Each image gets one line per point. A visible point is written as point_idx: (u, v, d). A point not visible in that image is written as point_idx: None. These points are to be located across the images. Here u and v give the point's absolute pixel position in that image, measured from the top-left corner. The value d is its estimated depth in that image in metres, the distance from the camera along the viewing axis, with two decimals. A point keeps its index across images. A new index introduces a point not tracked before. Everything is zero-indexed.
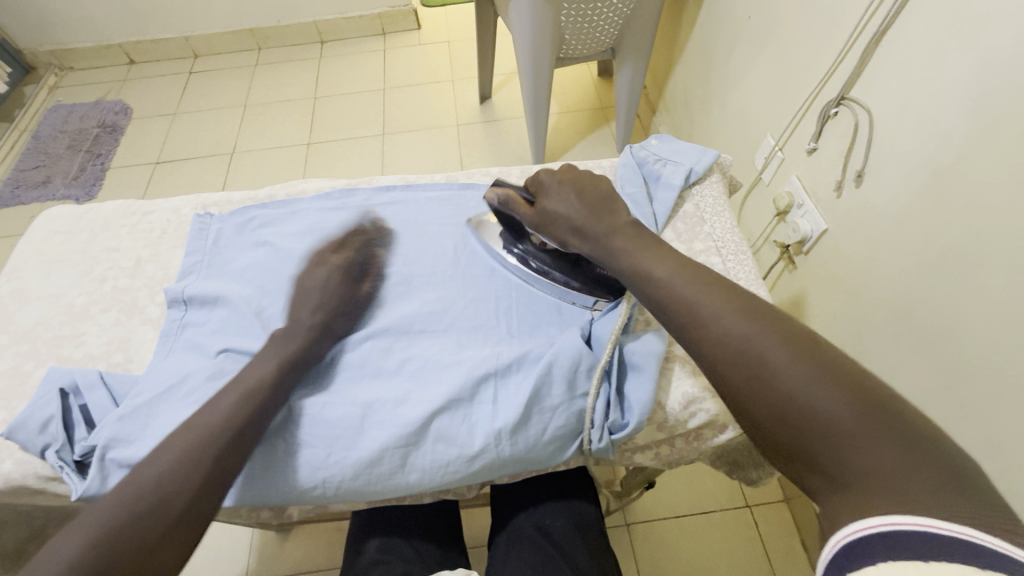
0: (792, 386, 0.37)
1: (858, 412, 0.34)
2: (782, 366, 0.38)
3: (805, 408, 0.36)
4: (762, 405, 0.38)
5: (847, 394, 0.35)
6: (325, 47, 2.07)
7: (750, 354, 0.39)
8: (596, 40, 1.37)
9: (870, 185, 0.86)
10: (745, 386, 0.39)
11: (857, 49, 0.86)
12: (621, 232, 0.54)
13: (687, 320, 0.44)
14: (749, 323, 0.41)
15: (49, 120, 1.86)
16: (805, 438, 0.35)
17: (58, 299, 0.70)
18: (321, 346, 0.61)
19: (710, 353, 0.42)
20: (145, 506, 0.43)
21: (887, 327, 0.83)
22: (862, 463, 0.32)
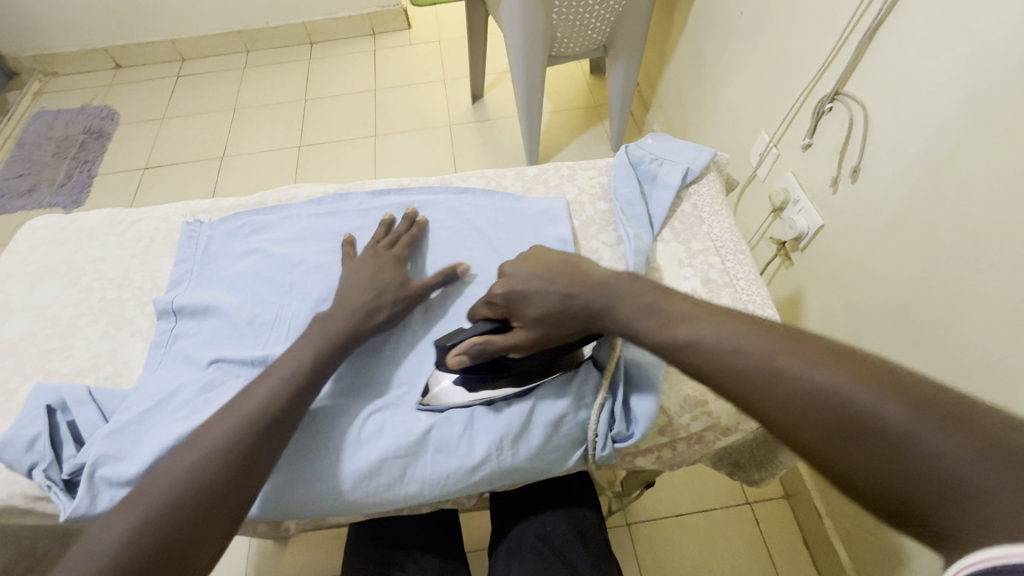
0: (896, 439, 0.32)
1: (995, 460, 0.28)
2: (878, 417, 0.33)
3: (931, 466, 0.30)
4: (874, 472, 0.32)
5: (970, 439, 0.30)
6: (314, 48, 2.05)
7: (837, 409, 0.34)
8: (587, 38, 1.36)
9: (866, 181, 0.85)
10: (843, 451, 0.34)
11: (850, 44, 0.85)
12: (628, 292, 0.48)
13: (741, 380, 0.39)
14: (820, 374, 0.36)
15: (34, 127, 1.83)
16: (939, 504, 0.30)
17: (44, 312, 0.68)
18: (373, 321, 0.59)
19: (784, 417, 0.37)
20: (172, 507, 0.42)
21: (885, 323, 0.83)
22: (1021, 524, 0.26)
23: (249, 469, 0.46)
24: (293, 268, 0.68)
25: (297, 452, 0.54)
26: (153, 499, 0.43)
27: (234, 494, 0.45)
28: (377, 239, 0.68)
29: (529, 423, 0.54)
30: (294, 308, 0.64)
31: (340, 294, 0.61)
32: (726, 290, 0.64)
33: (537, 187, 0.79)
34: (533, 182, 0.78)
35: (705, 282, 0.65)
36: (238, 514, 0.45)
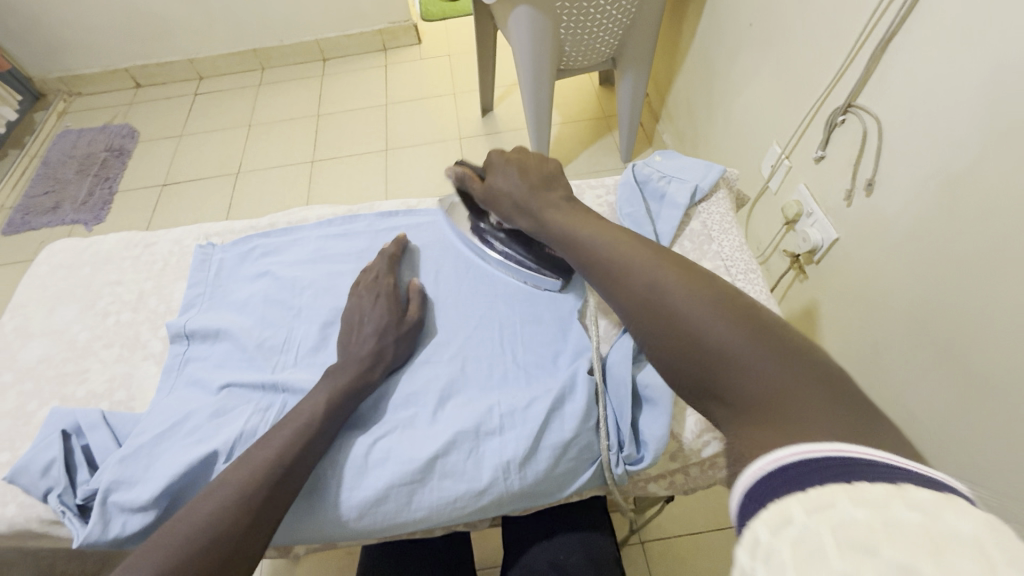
0: (692, 321, 0.40)
1: (751, 339, 0.37)
2: (685, 306, 0.42)
3: (703, 340, 0.39)
4: (668, 342, 0.41)
5: (735, 322, 0.39)
6: (327, 64, 2.08)
7: (660, 297, 0.44)
8: (596, 51, 1.36)
9: (881, 194, 0.84)
10: (655, 326, 0.43)
11: (863, 55, 0.84)
12: (558, 210, 0.60)
13: (610, 276, 0.49)
14: (659, 273, 0.45)
15: (58, 146, 1.88)
16: (705, 365, 0.38)
17: (61, 335, 0.69)
18: (376, 373, 0.59)
19: (630, 302, 0.46)
20: (189, 555, 0.42)
21: (903, 340, 0.81)
22: (753, 383, 0.35)
23: (267, 507, 0.47)
24: (302, 291, 0.69)
25: (312, 478, 0.53)
26: (173, 545, 0.43)
27: (255, 532, 0.46)
28: (377, 271, 0.68)
29: (537, 448, 0.53)
30: (303, 330, 0.65)
31: (342, 344, 0.62)
32: None
33: None
34: None
35: None
36: (252, 557, 0.45)
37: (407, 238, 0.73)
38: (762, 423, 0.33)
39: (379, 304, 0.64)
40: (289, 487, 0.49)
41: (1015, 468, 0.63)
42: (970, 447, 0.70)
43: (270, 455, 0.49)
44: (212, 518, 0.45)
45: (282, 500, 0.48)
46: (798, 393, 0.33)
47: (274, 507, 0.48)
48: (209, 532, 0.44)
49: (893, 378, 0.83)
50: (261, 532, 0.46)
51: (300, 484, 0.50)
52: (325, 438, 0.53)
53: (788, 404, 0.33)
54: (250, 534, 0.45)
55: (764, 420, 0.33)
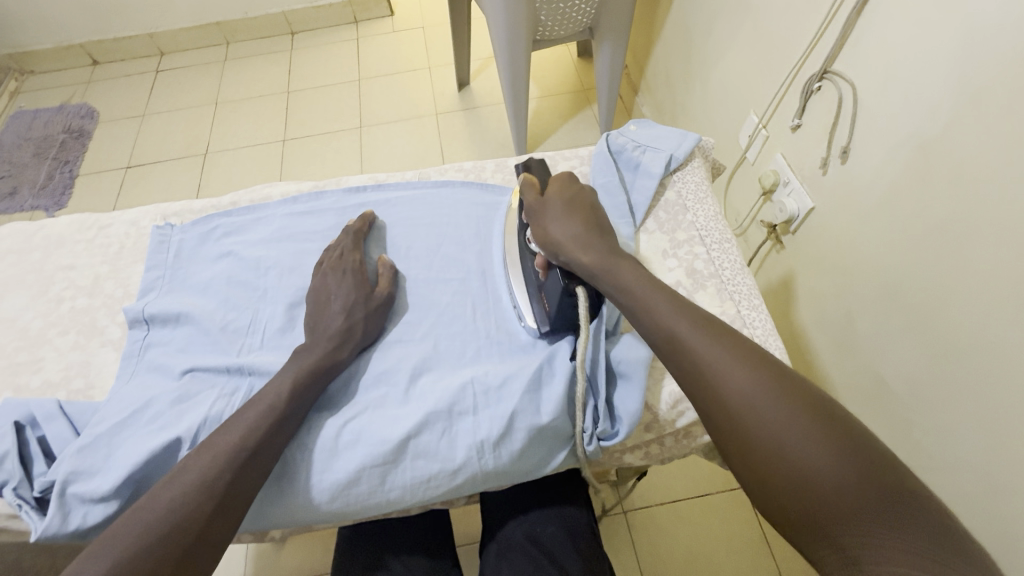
0: (806, 460, 0.37)
1: (874, 482, 0.35)
2: (792, 435, 0.39)
3: (817, 481, 0.36)
4: (777, 473, 0.38)
5: (847, 463, 0.36)
6: (296, 38, 2.00)
7: (765, 418, 0.40)
8: (572, 20, 1.32)
9: (855, 161, 0.83)
10: (758, 453, 0.39)
11: (839, 20, 0.82)
12: (624, 278, 0.52)
13: (698, 376, 0.44)
14: (759, 383, 0.42)
15: (13, 128, 1.78)
16: (826, 512, 0.35)
17: (12, 323, 0.66)
18: (346, 353, 0.58)
19: (725, 419, 0.42)
20: (147, 548, 0.41)
21: (876, 307, 0.81)
22: (880, 544, 0.33)
23: (232, 493, 0.46)
24: (266, 271, 0.66)
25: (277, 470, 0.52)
26: (137, 533, 0.41)
27: (219, 522, 0.44)
28: (341, 249, 0.66)
29: (511, 427, 0.53)
30: (269, 311, 0.63)
31: (310, 324, 0.60)
32: (712, 281, 0.62)
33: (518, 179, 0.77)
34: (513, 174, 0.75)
35: (690, 272, 0.63)
36: (218, 545, 0.44)
37: (374, 215, 0.71)
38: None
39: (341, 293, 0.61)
40: (257, 470, 0.48)
41: (985, 426, 0.64)
42: (939, 409, 0.71)
43: (234, 441, 0.48)
44: (178, 504, 0.43)
45: (250, 486, 0.47)
46: (944, 567, 0.31)
47: (239, 493, 0.46)
48: (176, 517, 0.43)
49: (866, 346, 0.84)
50: (228, 519, 0.45)
51: (270, 467, 0.49)
52: (292, 420, 0.52)
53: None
54: (217, 520, 0.44)
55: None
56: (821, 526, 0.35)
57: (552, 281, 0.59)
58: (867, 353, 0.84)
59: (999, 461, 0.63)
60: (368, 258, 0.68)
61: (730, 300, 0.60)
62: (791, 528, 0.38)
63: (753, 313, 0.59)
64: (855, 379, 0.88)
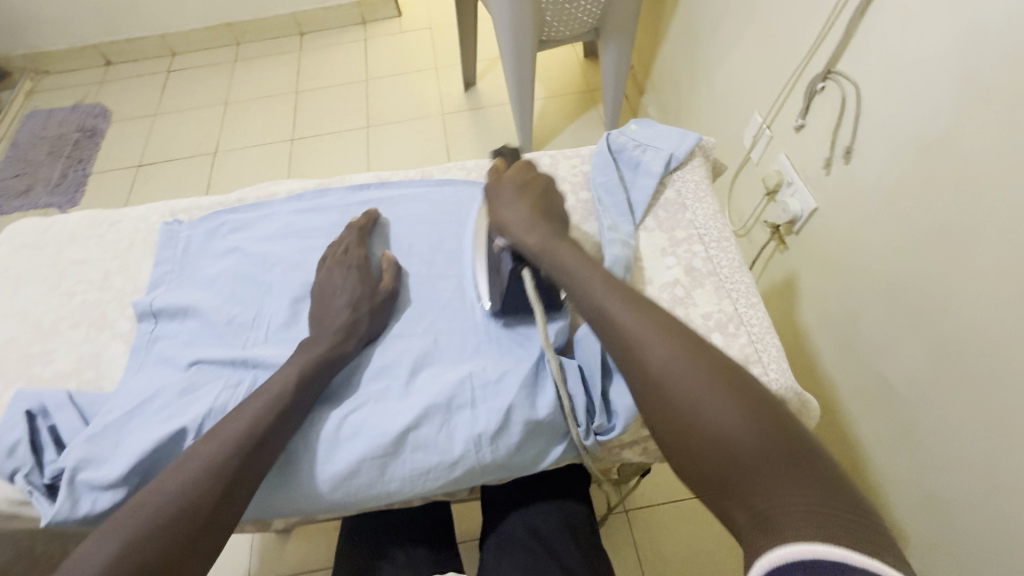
0: (717, 425, 0.40)
1: (777, 445, 0.38)
2: (706, 401, 0.42)
3: (729, 441, 0.39)
4: (691, 433, 0.41)
5: (756, 424, 0.39)
6: (304, 39, 2.02)
7: (686, 385, 0.43)
8: (577, 21, 1.33)
9: (859, 161, 0.83)
10: (675, 421, 0.43)
11: (843, 19, 0.82)
12: (567, 261, 0.57)
13: (625, 350, 0.48)
14: (681, 354, 0.45)
15: (28, 127, 1.82)
16: (730, 465, 0.39)
17: (25, 316, 0.68)
18: (350, 346, 0.59)
19: (648, 389, 0.45)
20: (156, 532, 0.42)
21: (879, 307, 0.81)
22: (777, 494, 0.36)
23: (237, 480, 0.47)
24: (271, 266, 0.68)
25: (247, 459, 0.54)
26: (146, 516, 0.43)
27: (225, 509, 0.45)
28: (346, 245, 0.67)
29: (509, 420, 0.53)
30: (274, 306, 0.64)
31: (315, 317, 0.61)
32: (710, 279, 0.63)
33: None
34: None
35: (689, 271, 0.64)
36: (224, 530, 0.45)
37: (378, 213, 0.72)
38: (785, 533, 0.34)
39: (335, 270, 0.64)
40: (262, 458, 0.49)
41: (985, 426, 0.65)
42: (941, 410, 0.71)
43: (241, 429, 0.49)
44: (186, 489, 0.45)
45: (254, 475, 0.48)
46: (835, 513, 0.34)
47: (244, 481, 0.47)
48: (183, 502, 0.44)
49: (869, 345, 0.84)
50: (234, 505, 0.46)
51: (274, 455, 0.50)
52: (296, 413, 0.53)
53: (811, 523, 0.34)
54: (223, 505, 0.45)
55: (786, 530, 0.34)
56: (729, 480, 0.39)
57: (505, 262, 0.61)
58: (870, 352, 0.84)
59: (998, 462, 0.63)
60: (372, 255, 0.69)
61: (728, 298, 0.61)
62: (702, 490, 0.41)
63: (751, 311, 0.60)
64: (858, 378, 0.88)
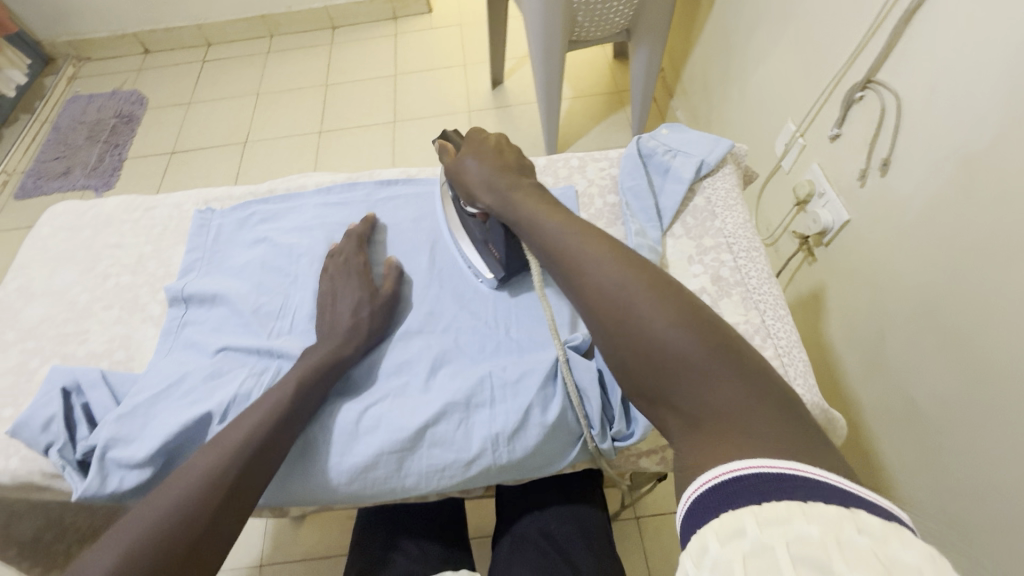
0: (656, 336, 0.39)
1: (715, 355, 0.37)
2: (645, 314, 0.40)
3: (665, 352, 0.38)
4: (628, 348, 0.40)
5: (693, 336, 0.38)
6: (336, 32, 2.04)
7: (626, 300, 0.42)
8: (609, 21, 1.32)
9: (896, 174, 0.81)
10: (616, 338, 0.41)
11: (886, 28, 0.80)
12: (520, 203, 0.56)
13: (572, 273, 0.47)
14: (624, 274, 0.43)
15: (69, 111, 1.88)
16: (665, 377, 0.38)
17: (62, 296, 0.70)
18: (352, 349, 0.59)
19: (591, 307, 0.44)
20: (179, 510, 0.44)
21: (909, 324, 0.79)
22: (711, 402, 0.35)
23: (250, 476, 0.48)
24: (298, 257, 0.69)
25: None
26: (169, 507, 0.44)
27: (242, 490, 0.47)
28: (345, 252, 0.66)
29: (527, 422, 0.54)
30: (300, 296, 0.65)
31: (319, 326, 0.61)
32: (737, 290, 0.62)
33: (546, 179, 0.76)
34: (541, 173, 0.75)
35: (716, 280, 0.63)
36: (243, 509, 0.47)
37: (376, 218, 0.72)
38: (718, 443, 0.33)
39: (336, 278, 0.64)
40: (278, 450, 0.51)
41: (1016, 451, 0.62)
42: (970, 433, 0.69)
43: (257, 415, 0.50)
44: (207, 481, 0.46)
45: (270, 459, 0.50)
46: (766, 422, 0.33)
47: (261, 464, 0.49)
48: (204, 493, 0.45)
49: (897, 363, 0.82)
50: (248, 499, 0.48)
51: (285, 450, 0.51)
52: (307, 412, 0.54)
53: (745, 429, 0.33)
54: (239, 498, 0.47)
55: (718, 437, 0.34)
56: (667, 390, 0.38)
57: (493, 232, 0.62)
58: (897, 371, 0.82)
59: None
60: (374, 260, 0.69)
61: (755, 310, 0.60)
62: (645, 402, 0.40)
63: (779, 324, 0.58)
64: (883, 397, 0.86)
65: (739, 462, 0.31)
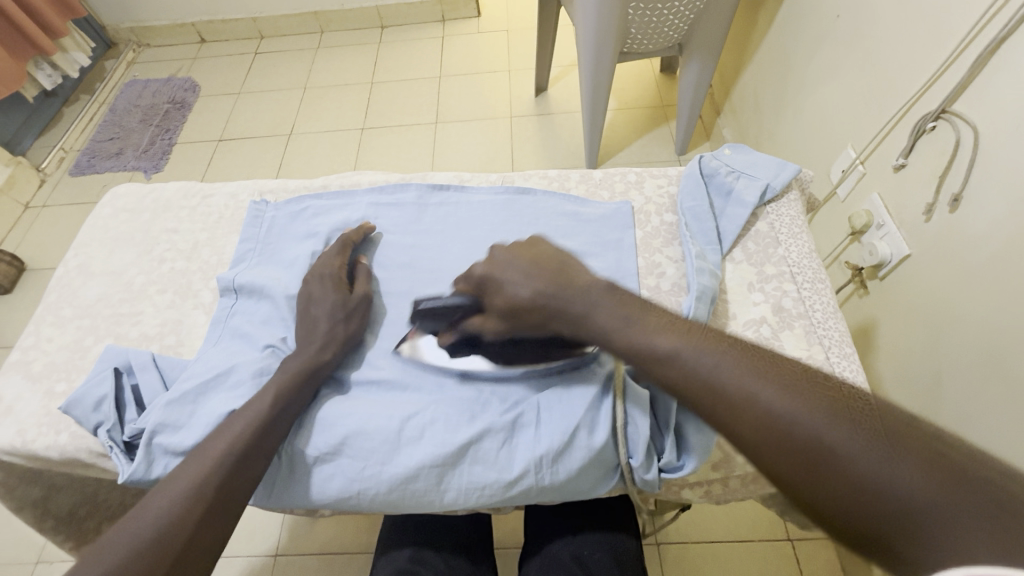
0: (870, 474, 0.32)
1: (945, 485, 0.30)
2: (845, 451, 0.33)
3: (884, 492, 0.31)
4: (827, 498, 0.33)
5: (908, 463, 0.32)
6: (385, 32, 2.07)
7: (806, 434, 0.35)
8: (663, 35, 1.30)
9: (967, 211, 0.76)
10: (810, 481, 0.34)
11: (967, 57, 0.76)
12: (601, 301, 0.48)
13: (718, 397, 0.39)
14: (794, 401, 0.36)
15: (126, 94, 1.94)
16: (895, 527, 0.31)
17: (118, 277, 0.72)
18: (329, 354, 0.58)
19: (761, 442, 0.36)
20: (173, 505, 0.44)
21: (972, 371, 0.74)
22: (983, 545, 0.28)
23: (233, 479, 0.47)
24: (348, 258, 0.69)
25: (288, 447, 0.54)
26: (157, 511, 0.43)
27: (235, 488, 0.47)
28: (327, 254, 0.66)
29: (572, 445, 0.52)
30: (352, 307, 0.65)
31: (297, 328, 0.60)
32: (800, 322, 0.59)
33: (601, 193, 0.74)
34: (597, 187, 0.74)
35: (777, 310, 0.60)
36: (234, 510, 0.47)
37: (372, 227, 0.71)
38: None
39: (322, 285, 0.62)
40: (263, 449, 0.50)
41: None
42: None
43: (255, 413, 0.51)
44: (197, 484, 0.45)
45: (264, 455, 0.50)
46: None
47: (252, 459, 0.49)
48: (189, 495, 0.44)
49: (954, 410, 0.78)
50: (234, 502, 0.47)
51: (271, 453, 0.51)
52: (292, 411, 0.54)
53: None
54: (222, 506, 0.46)
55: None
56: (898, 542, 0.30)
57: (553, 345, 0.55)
58: (953, 421, 0.78)
59: None
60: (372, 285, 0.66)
61: (819, 345, 0.57)
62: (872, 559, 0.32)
63: (844, 363, 0.56)
64: None
65: None
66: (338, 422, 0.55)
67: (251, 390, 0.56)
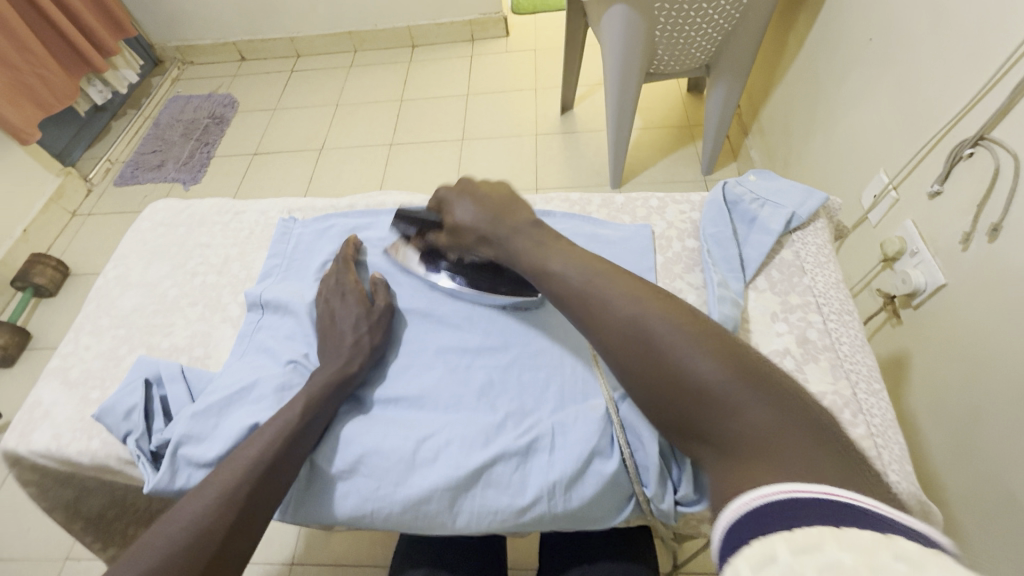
0: (683, 362, 0.39)
1: (744, 379, 0.37)
2: (673, 347, 0.40)
3: (695, 379, 0.38)
4: (655, 383, 0.40)
5: (720, 360, 0.38)
6: (415, 51, 2.13)
7: (643, 333, 0.42)
8: (690, 56, 1.29)
9: (1007, 242, 0.73)
10: (641, 368, 0.41)
11: (1007, 84, 0.74)
12: (517, 225, 0.56)
13: (587, 305, 0.46)
14: (642, 307, 0.43)
15: (169, 109, 2.04)
16: (697, 407, 0.38)
17: (154, 288, 0.75)
18: (356, 366, 0.59)
19: (613, 340, 0.44)
20: (201, 516, 0.45)
21: (1012, 409, 0.71)
22: (756, 426, 0.35)
23: (257, 493, 0.48)
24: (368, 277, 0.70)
25: (307, 464, 0.55)
26: (185, 520, 0.44)
27: (259, 501, 0.48)
28: (337, 274, 0.67)
29: (587, 472, 0.51)
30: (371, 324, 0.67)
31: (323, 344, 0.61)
32: (826, 355, 0.57)
33: (623, 217, 0.74)
34: (619, 211, 0.74)
35: (802, 341, 0.59)
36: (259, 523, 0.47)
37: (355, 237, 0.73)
38: (753, 464, 0.33)
39: (344, 300, 0.63)
40: (286, 466, 0.51)
41: None
42: None
43: (277, 429, 0.52)
44: (221, 496, 0.46)
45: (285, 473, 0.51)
46: (797, 437, 0.33)
47: (274, 475, 0.50)
48: (215, 507, 0.45)
49: (991, 450, 0.74)
50: (257, 516, 0.47)
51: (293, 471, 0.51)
52: (316, 429, 0.54)
53: (781, 448, 0.33)
54: (246, 519, 0.46)
55: (752, 460, 0.34)
56: (695, 417, 0.38)
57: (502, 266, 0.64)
58: (992, 461, 0.74)
59: None
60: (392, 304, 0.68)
61: (845, 379, 0.55)
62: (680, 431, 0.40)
63: (872, 399, 0.54)
64: (976, 486, 0.77)
65: (771, 479, 0.31)
66: (356, 441, 0.56)
67: (273, 405, 0.57)
